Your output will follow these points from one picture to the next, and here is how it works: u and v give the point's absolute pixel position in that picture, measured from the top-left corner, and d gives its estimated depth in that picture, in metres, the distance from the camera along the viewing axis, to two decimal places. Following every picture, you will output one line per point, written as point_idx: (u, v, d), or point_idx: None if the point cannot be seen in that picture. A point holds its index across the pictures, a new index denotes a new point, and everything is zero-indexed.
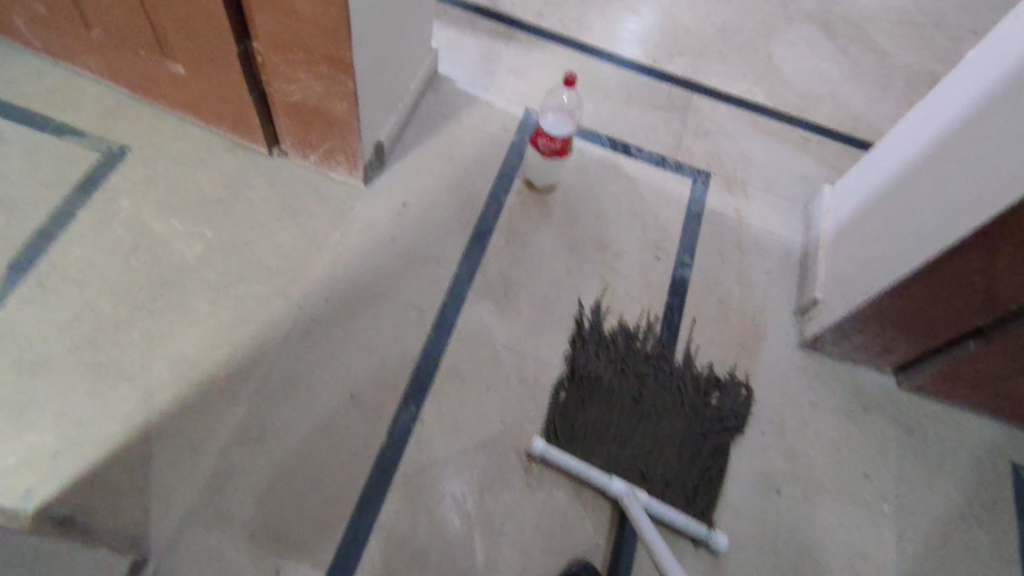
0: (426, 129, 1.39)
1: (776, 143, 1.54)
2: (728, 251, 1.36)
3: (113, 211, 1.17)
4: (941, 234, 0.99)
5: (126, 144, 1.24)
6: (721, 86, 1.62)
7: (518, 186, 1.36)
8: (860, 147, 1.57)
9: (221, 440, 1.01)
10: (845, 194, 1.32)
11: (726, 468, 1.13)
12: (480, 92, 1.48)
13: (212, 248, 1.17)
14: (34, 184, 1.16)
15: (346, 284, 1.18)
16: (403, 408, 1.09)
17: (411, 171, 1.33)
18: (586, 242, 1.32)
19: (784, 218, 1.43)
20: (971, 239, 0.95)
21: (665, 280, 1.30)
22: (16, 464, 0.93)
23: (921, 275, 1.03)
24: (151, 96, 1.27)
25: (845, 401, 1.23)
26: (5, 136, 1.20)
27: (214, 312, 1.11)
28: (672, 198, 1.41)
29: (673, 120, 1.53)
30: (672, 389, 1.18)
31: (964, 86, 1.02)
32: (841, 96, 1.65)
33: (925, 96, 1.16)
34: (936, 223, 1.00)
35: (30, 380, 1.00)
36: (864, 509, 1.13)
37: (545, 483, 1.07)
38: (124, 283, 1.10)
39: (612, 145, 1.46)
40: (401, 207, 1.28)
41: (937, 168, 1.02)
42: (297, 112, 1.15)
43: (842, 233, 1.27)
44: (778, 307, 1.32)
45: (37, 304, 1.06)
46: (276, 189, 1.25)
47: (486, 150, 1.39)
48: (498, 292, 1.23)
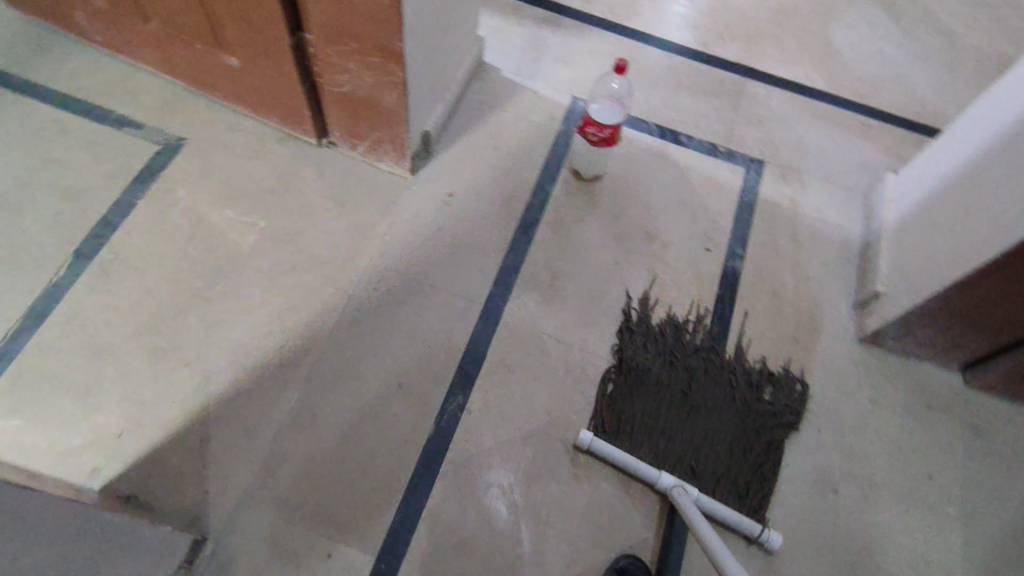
0: (472, 118, 1.38)
1: (834, 130, 1.48)
2: (782, 241, 1.32)
3: (170, 201, 1.20)
4: (1012, 227, 0.93)
5: (183, 135, 1.28)
6: (776, 71, 1.56)
7: (565, 175, 1.34)
8: (925, 133, 1.50)
9: (274, 425, 1.03)
10: (910, 184, 1.26)
11: (779, 465, 1.10)
12: (526, 80, 1.46)
13: (264, 238, 1.19)
14: (98, 176, 1.20)
15: (394, 274, 1.19)
16: (450, 397, 1.09)
17: (458, 161, 1.32)
18: (635, 232, 1.29)
19: (843, 208, 1.37)
20: None
21: (716, 271, 1.27)
22: (83, 444, 0.97)
23: (985, 272, 0.97)
24: (205, 89, 1.30)
25: (907, 399, 1.18)
26: (69, 129, 1.25)
27: (266, 300, 1.13)
28: (724, 187, 1.37)
29: (725, 107, 1.48)
30: (723, 383, 1.15)
31: None
32: (904, 80, 1.58)
33: (1000, 81, 1.09)
34: (1009, 213, 0.94)
35: (95, 364, 1.04)
36: (927, 511, 1.08)
37: (593, 476, 1.05)
38: (181, 271, 1.14)
39: (662, 134, 1.42)
40: (448, 197, 1.28)
41: (1015, 157, 0.96)
42: (347, 103, 1.16)
43: (906, 225, 1.21)
44: (836, 300, 1.27)
45: (100, 291, 1.10)
46: (325, 179, 1.27)
47: (533, 140, 1.38)
48: (545, 282, 1.22)
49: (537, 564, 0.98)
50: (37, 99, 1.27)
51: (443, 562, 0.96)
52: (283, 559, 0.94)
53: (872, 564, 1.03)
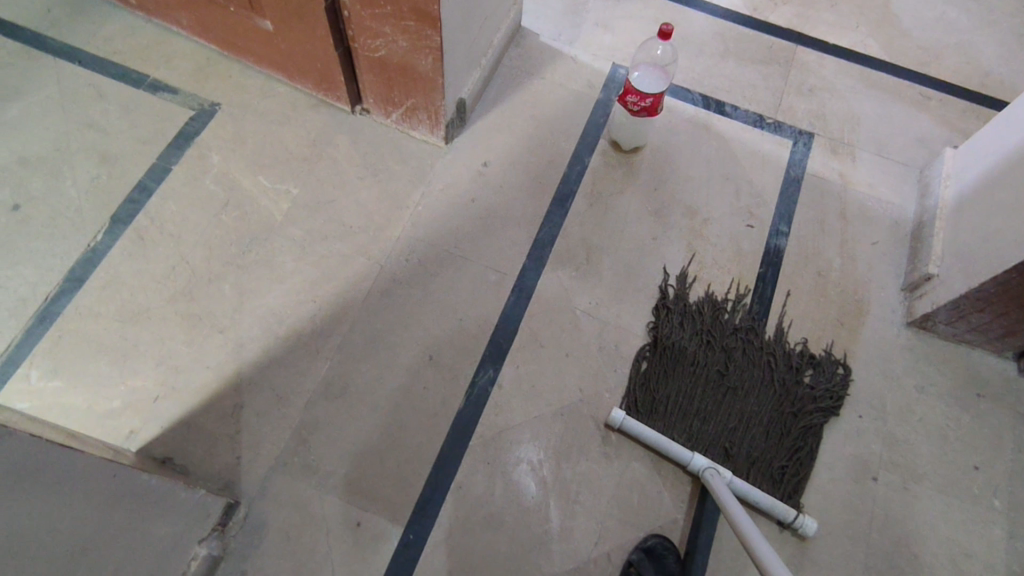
0: (509, 86, 1.34)
1: (890, 101, 1.40)
2: (830, 219, 1.26)
3: (204, 167, 1.20)
4: None
5: (217, 101, 1.27)
6: (830, 38, 1.48)
7: (603, 146, 1.30)
8: (989, 106, 1.40)
9: (306, 393, 1.03)
10: (972, 160, 1.18)
11: (817, 450, 1.06)
12: (565, 46, 1.41)
13: (297, 206, 1.18)
14: (134, 140, 1.21)
15: (426, 244, 1.17)
16: (481, 371, 1.08)
17: (493, 130, 1.29)
18: (674, 207, 1.25)
19: (896, 184, 1.30)
20: None
21: (758, 249, 1.22)
22: (121, 406, 0.99)
23: None
24: (239, 54, 1.29)
25: (956, 387, 1.13)
26: (106, 93, 1.25)
27: (298, 269, 1.13)
28: (769, 160, 1.31)
29: (774, 76, 1.41)
30: (762, 365, 1.11)
31: None
32: (969, 48, 1.48)
33: None
34: None
35: (132, 328, 1.05)
36: (971, 503, 1.04)
37: (623, 454, 1.04)
38: (215, 238, 1.14)
39: (705, 104, 1.36)
40: (482, 167, 1.25)
41: None
42: (381, 68, 1.14)
43: (965, 204, 1.14)
44: (884, 282, 1.21)
45: (137, 256, 1.11)
46: (358, 147, 1.25)
47: (570, 108, 1.33)
48: (580, 256, 1.19)
49: (565, 540, 0.97)
50: (74, 62, 1.27)
51: (471, 534, 0.96)
52: (313, 525, 0.95)
53: (910, 555, 1.00)
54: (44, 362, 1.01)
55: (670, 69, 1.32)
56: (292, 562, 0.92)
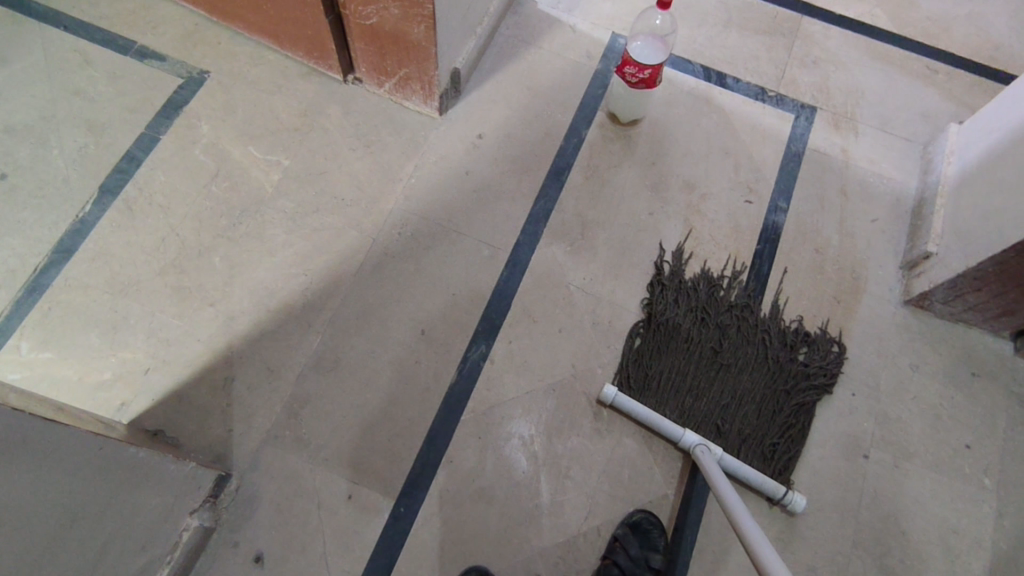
0: (505, 55, 1.31)
1: (895, 74, 1.36)
2: (829, 196, 1.24)
3: (194, 137, 1.18)
4: None
5: (205, 68, 1.24)
6: (836, 7, 1.43)
7: (600, 119, 1.27)
8: (996, 79, 1.37)
9: (297, 366, 1.03)
10: (975, 135, 1.16)
11: (809, 428, 1.06)
12: (563, 14, 1.37)
13: (289, 177, 1.16)
14: (121, 109, 1.18)
15: (420, 218, 1.16)
16: (473, 347, 1.07)
17: (488, 100, 1.26)
18: (671, 181, 1.23)
19: (898, 160, 1.28)
20: None
21: (755, 225, 1.21)
22: (112, 378, 0.99)
23: None
24: (228, 20, 1.25)
25: (951, 366, 1.12)
26: (91, 59, 1.22)
27: (290, 242, 1.12)
28: (770, 135, 1.29)
29: (778, 47, 1.38)
30: (756, 342, 1.11)
31: None
32: (979, 20, 1.44)
33: None
34: None
35: (122, 300, 1.05)
36: (962, 482, 1.04)
37: (615, 430, 1.04)
38: (206, 209, 1.12)
39: (706, 75, 1.33)
40: (476, 138, 1.23)
41: None
42: (374, 37, 1.11)
43: (967, 181, 1.12)
44: (882, 260, 1.20)
45: (126, 227, 1.10)
46: (351, 117, 1.22)
47: (568, 79, 1.30)
48: (575, 231, 1.17)
49: (555, 515, 0.98)
50: (59, 27, 1.24)
51: (462, 508, 0.97)
52: (306, 498, 0.96)
53: (898, 532, 1.01)
54: (35, 334, 1.01)
55: (671, 38, 1.28)
56: (284, 534, 0.93)
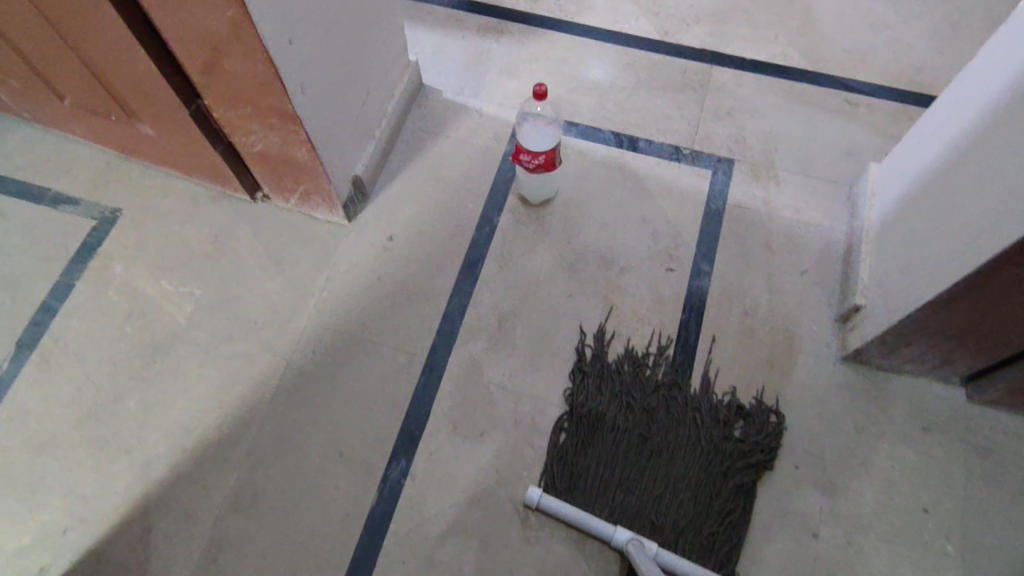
0: (412, 150, 1.30)
1: (813, 114, 1.33)
2: (754, 252, 1.20)
3: (107, 279, 1.19)
4: (984, 241, 0.82)
5: (118, 206, 1.26)
6: (747, 52, 1.40)
7: (512, 203, 1.25)
8: (920, 105, 1.32)
9: (215, 507, 1.02)
10: (892, 176, 1.11)
11: (751, 510, 1.01)
12: (469, 99, 1.36)
13: (202, 307, 1.17)
14: (36, 260, 1.20)
15: (334, 332, 1.14)
16: (393, 463, 1.05)
17: (397, 200, 1.26)
18: (589, 259, 1.20)
19: (824, 204, 1.24)
20: (1010, 252, 0.77)
21: (679, 294, 1.17)
22: (31, 542, 0.99)
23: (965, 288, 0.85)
24: (135, 156, 1.27)
25: (899, 422, 1.06)
26: (7, 212, 1.25)
27: (205, 376, 1.11)
28: (687, 196, 1.25)
29: (689, 102, 1.35)
30: (687, 422, 1.06)
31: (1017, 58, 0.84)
32: (897, 45, 1.39)
33: (971, 63, 0.97)
34: (984, 226, 0.82)
35: (40, 458, 1.05)
36: (921, 551, 0.98)
37: (544, 536, 1.00)
38: (121, 352, 1.13)
39: (618, 142, 1.31)
40: (387, 241, 1.22)
41: (990, 157, 0.84)
42: (264, 161, 1.11)
43: (886, 226, 1.07)
44: (816, 314, 1.14)
45: (42, 381, 1.10)
46: (261, 236, 1.22)
47: (476, 166, 1.29)
48: (492, 326, 1.15)
49: None
50: None
51: None
52: None
53: None
54: None
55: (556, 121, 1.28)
56: None
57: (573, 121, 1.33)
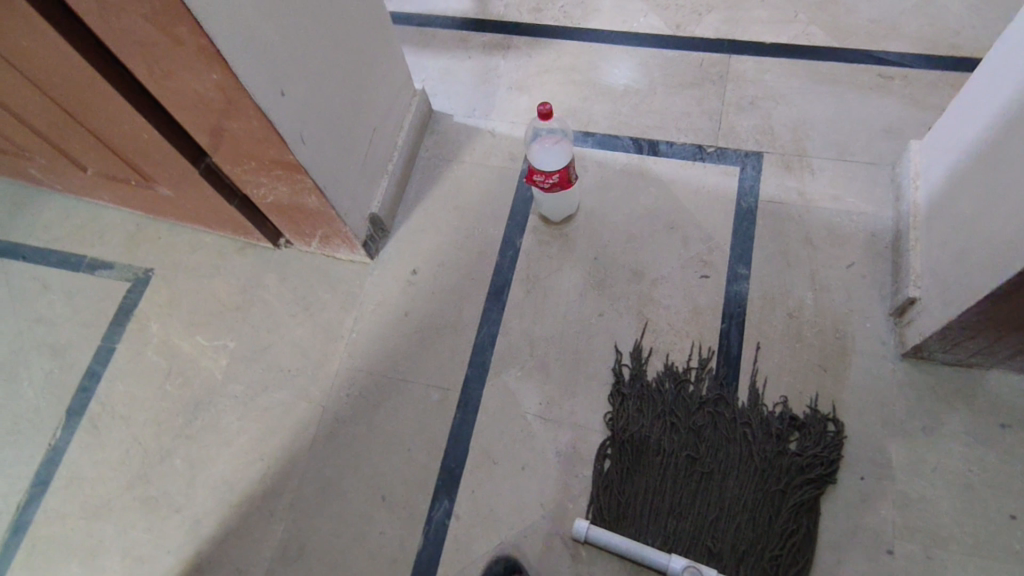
0: (428, 180, 1.29)
1: (844, 94, 1.24)
2: (794, 249, 1.13)
3: (145, 339, 1.21)
4: None
5: (150, 266, 1.28)
6: (767, 36, 1.33)
7: (533, 223, 1.22)
8: (962, 70, 1.22)
9: (264, 561, 1.02)
10: (936, 154, 1.02)
11: (815, 528, 0.94)
12: (481, 121, 1.34)
13: (236, 359, 1.17)
14: (78, 327, 1.23)
15: (366, 373, 1.13)
16: (436, 504, 1.03)
17: (418, 232, 1.24)
18: (617, 274, 1.15)
19: (866, 190, 1.15)
20: None
21: (716, 302, 1.11)
22: None
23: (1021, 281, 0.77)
24: (161, 215, 1.29)
25: (973, 421, 0.97)
26: (48, 283, 1.29)
27: (244, 428, 1.12)
28: (715, 197, 1.19)
29: (709, 97, 1.29)
30: (737, 439, 1.00)
31: None
32: (931, 8, 1.29)
33: (1012, 25, 0.88)
34: None
35: (97, 523, 1.08)
36: (1011, 562, 0.89)
37: (597, 571, 0.96)
38: (163, 412, 1.15)
39: (638, 147, 1.26)
40: (411, 275, 1.21)
41: None
42: (280, 211, 1.11)
43: (935, 209, 0.99)
44: (868, 309, 1.07)
45: (93, 447, 1.13)
46: (288, 282, 1.23)
47: (493, 189, 1.26)
48: (523, 353, 1.11)
49: None
50: (18, 257, 1.32)
51: None
52: None
53: None
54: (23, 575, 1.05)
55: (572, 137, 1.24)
56: None
57: (589, 131, 1.29)
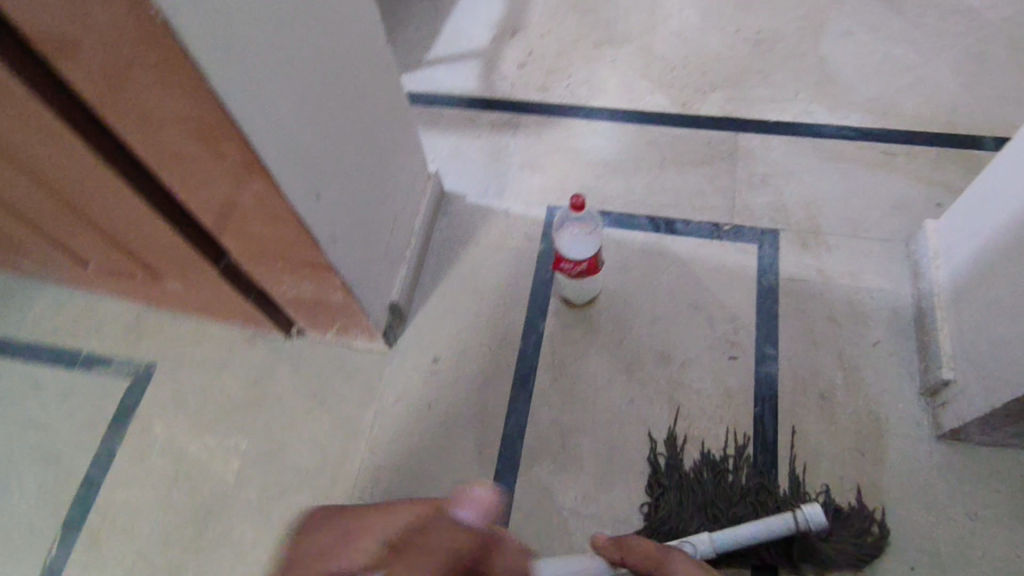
0: (444, 263, 1.26)
1: (851, 171, 1.27)
2: (819, 328, 1.13)
3: (149, 441, 1.14)
4: None
5: (152, 360, 1.22)
6: (771, 114, 1.36)
7: (554, 306, 1.20)
8: (962, 147, 1.27)
9: None
10: (956, 236, 1.05)
11: None
12: (494, 200, 1.33)
13: (249, 460, 1.11)
14: (75, 430, 1.16)
15: (390, 472, 1.08)
16: None
17: (436, 318, 1.21)
18: (645, 358, 1.14)
19: (883, 266, 1.17)
20: None
21: (747, 385, 1.10)
22: None
23: None
24: (164, 306, 1.24)
25: (1015, 504, 0.97)
26: (40, 382, 1.21)
27: (261, 538, 1.05)
28: (735, 275, 1.20)
29: (721, 174, 1.31)
30: None
31: None
32: (925, 87, 1.34)
33: None
34: None
35: None
36: None
37: None
38: (171, 522, 1.07)
39: (654, 226, 1.27)
40: (432, 364, 1.17)
41: None
42: (298, 305, 1.07)
43: (961, 291, 1.00)
44: (898, 389, 1.07)
45: (94, 565, 1.05)
46: (302, 375, 1.18)
47: (512, 271, 1.25)
48: (554, 444, 1.08)
49: None
50: (7, 354, 1.24)
51: None
52: None
53: None
54: None
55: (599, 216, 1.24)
56: None
57: (604, 210, 1.29)
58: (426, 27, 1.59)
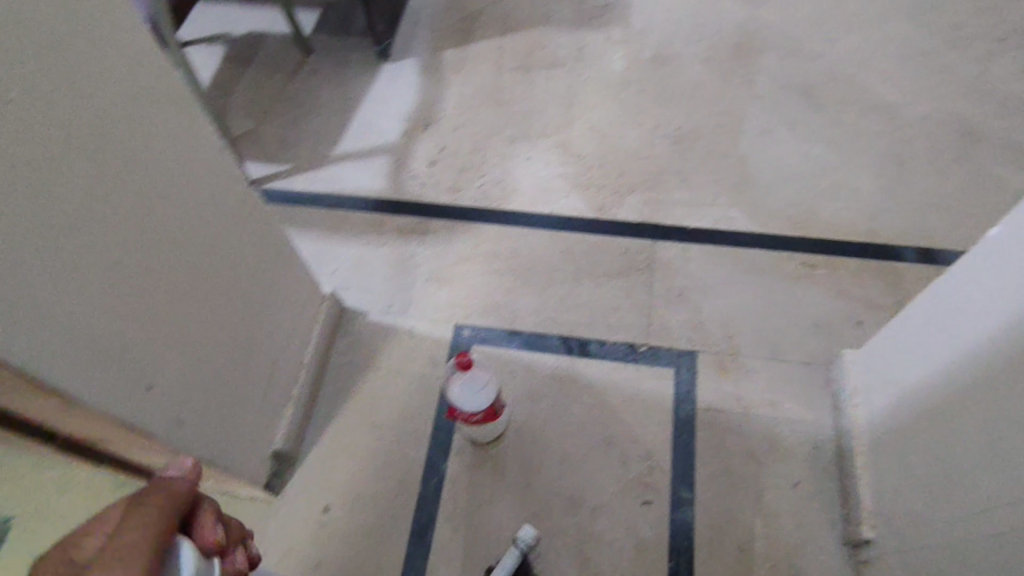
0: (341, 394, 1.16)
1: (770, 284, 1.22)
2: (737, 466, 1.06)
3: None
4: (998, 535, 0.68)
5: None
6: (690, 220, 1.30)
7: (458, 443, 1.11)
8: (881, 258, 1.22)
9: None
10: (874, 377, 0.99)
11: None
12: (397, 319, 1.24)
13: None
14: None
15: None
16: None
17: (330, 460, 1.11)
18: (553, 504, 1.05)
19: (803, 394, 1.11)
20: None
21: (662, 534, 1.02)
22: None
23: None
24: None
25: None
26: None
27: None
28: (651, 405, 1.12)
29: (637, 287, 1.24)
30: None
31: (991, 313, 0.73)
32: (844, 191, 1.31)
33: (938, 279, 0.86)
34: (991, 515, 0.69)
35: None
36: None
37: None
38: None
39: (566, 347, 1.19)
40: (322, 515, 1.06)
41: (986, 426, 0.72)
42: None
43: (881, 441, 0.94)
44: (820, 537, 1.00)
45: None
46: None
47: (413, 402, 1.15)
48: None
49: None
50: None
51: None
52: None
53: None
54: None
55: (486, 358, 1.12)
56: None
57: (514, 329, 1.21)
58: (333, 119, 1.50)
